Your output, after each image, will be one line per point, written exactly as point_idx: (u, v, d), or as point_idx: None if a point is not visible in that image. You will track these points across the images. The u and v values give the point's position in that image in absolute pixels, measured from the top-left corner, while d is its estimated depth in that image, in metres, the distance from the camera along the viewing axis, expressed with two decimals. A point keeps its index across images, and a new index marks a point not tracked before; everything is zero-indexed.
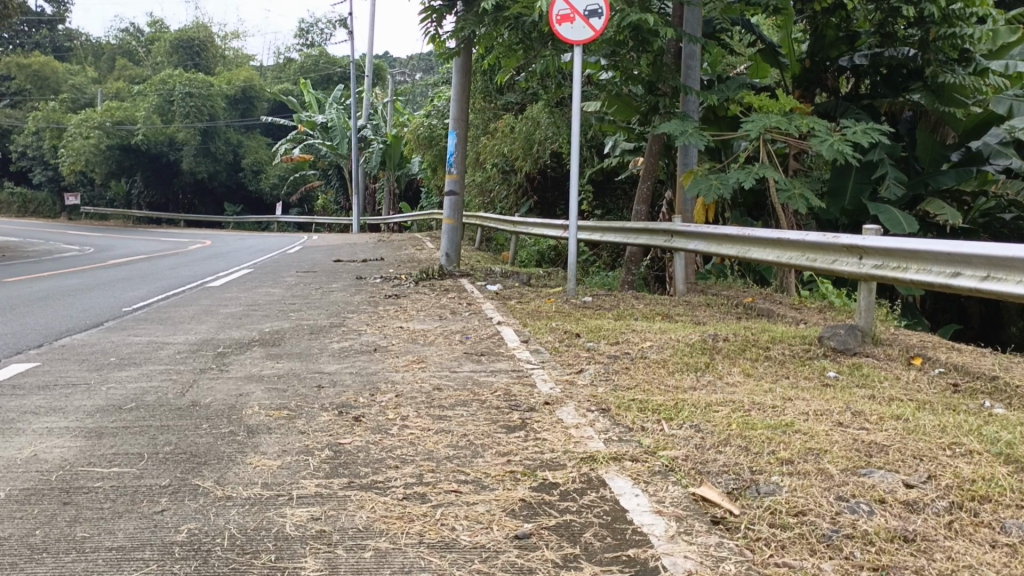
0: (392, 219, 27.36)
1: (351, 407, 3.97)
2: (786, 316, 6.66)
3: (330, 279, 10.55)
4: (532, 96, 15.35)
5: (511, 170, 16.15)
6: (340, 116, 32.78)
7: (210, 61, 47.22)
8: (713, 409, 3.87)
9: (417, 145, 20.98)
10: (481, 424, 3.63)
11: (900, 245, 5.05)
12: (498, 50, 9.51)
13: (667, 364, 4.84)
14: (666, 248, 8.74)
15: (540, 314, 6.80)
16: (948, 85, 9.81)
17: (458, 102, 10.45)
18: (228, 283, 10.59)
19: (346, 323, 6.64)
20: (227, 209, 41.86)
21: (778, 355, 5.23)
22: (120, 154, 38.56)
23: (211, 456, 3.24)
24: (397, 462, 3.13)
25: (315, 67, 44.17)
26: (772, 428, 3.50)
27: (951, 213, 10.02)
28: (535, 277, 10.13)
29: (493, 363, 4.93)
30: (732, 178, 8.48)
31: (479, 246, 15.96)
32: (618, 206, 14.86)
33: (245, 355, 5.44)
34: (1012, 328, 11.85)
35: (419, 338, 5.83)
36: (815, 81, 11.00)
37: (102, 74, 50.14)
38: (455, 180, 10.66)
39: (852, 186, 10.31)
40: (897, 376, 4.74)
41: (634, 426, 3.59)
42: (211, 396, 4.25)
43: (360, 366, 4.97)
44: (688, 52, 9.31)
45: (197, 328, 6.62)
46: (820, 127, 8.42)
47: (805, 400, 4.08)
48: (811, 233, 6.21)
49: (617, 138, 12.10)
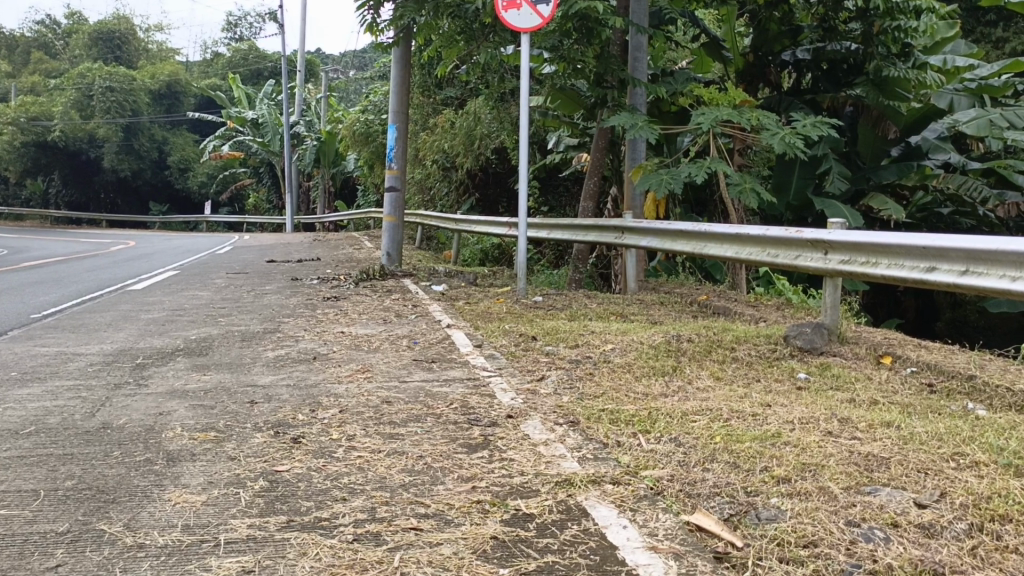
0: (326, 218, 26.61)
1: (289, 426, 3.51)
2: (745, 315, 6.42)
3: (263, 281, 9.94)
4: (473, 90, 14.95)
5: (451, 166, 15.70)
6: (272, 112, 31.76)
7: (132, 55, 45.27)
8: (690, 419, 3.54)
9: (352, 142, 20.27)
10: (439, 443, 3.23)
11: (870, 239, 4.80)
12: (438, 40, 9.05)
13: (632, 369, 4.52)
14: (616, 245, 8.43)
15: (491, 316, 6.40)
16: (890, 79, 9.82)
17: (397, 95, 9.96)
18: (151, 286, 9.88)
19: (282, 329, 6.12)
20: (153, 209, 40.14)
21: (744, 357, 4.96)
22: (36, 151, 36.69)
23: (122, 493, 2.74)
24: (344, 493, 2.71)
25: (245, 62, 42.89)
26: (758, 440, 3.19)
27: (894, 208, 9.99)
28: (481, 276, 9.73)
29: (446, 372, 4.53)
30: (683, 173, 8.25)
31: (420, 244, 15.51)
32: (561, 204, 14.59)
33: (167, 366, 4.89)
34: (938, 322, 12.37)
35: (363, 344, 5.39)
36: (758, 75, 10.90)
37: (17, 67, 47.54)
38: (395, 175, 10.16)
39: (796, 181, 10.22)
40: (870, 377, 4.52)
41: (609, 441, 3.24)
42: (125, 417, 3.73)
43: (298, 377, 4.49)
44: (635, 44, 8.93)
45: (114, 336, 6.01)
46: (770, 120, 8.24)
47: (786, 406, 3.80)
48: (772, 227, 5.94)
49: (561, 134, 11.81)
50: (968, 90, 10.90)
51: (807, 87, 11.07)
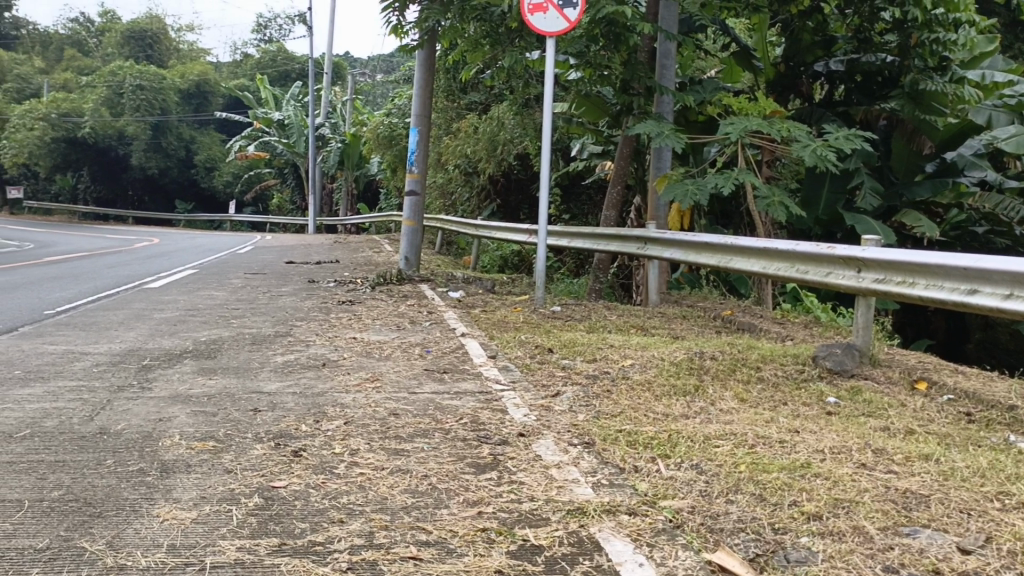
0: (348, 221, 26.61)
1: (291, 438, 3.36)
2: (771, 332, 6.21)
3: (279, 282, 9.84)
4: (497, 96, 14.82)
5: (474, 171, 15.58)
6: (298, 114, 31.88)
7: (163, 53, 45.78)
8: (713, 444, 3.35)
9: (375, 144, 20.23)
10: (446, 462, 3.06)
11: (907, 258, 4.58)
12: (463, 44, 8.92)
13: (652, 387, 4.32)
14: (639, 256, 8.23)
15: (507, 326, 6.23)
16: (927, 92, 9.56)
17: (420, 98, 9.83)
18: (168, 284, 9.81)
19: (293, 333, 5.99)
20: (178, 207, 40.44)
21: (771, 377, 4.74)
22: (65, 147, 37.15)
23: (110, 506, 2.60)
24: (342, 515, 2.55)
25: (273, 64, 43.22)
26: (787, 470, 2.99)
27: (927, 226, 9.74)
28: (500, 283, 9.58)
29: (458, 384, 4.35)
30: (710, 184, 8.04)
31: (439, 250, 15.38)
32: (583, 212, 14.41)
33: (173, 369, 4.76)
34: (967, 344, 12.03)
35: (374, 351, 5.24)
36: (789, 86, 10.67)
37: (49, 63, 48.13)
38: (415, 179, 10.03)
39: (826, 195, 9.99)
40: (903, 404, 4.29)
41: (626, 466, 3.05)
42: (123, 422, 3.60)
43: (306, 384, 4.34)
44: (664, 51, 8.76)
45: (124, 336, 5.91)
46: (801, 132, 8.03)
47: (816, 433, 3.59)
48: (802, 243, 5.72)
49: (586, 141, 11.64)
50: (1006, 107, 10.72)
51: (840, 99, 10.82)
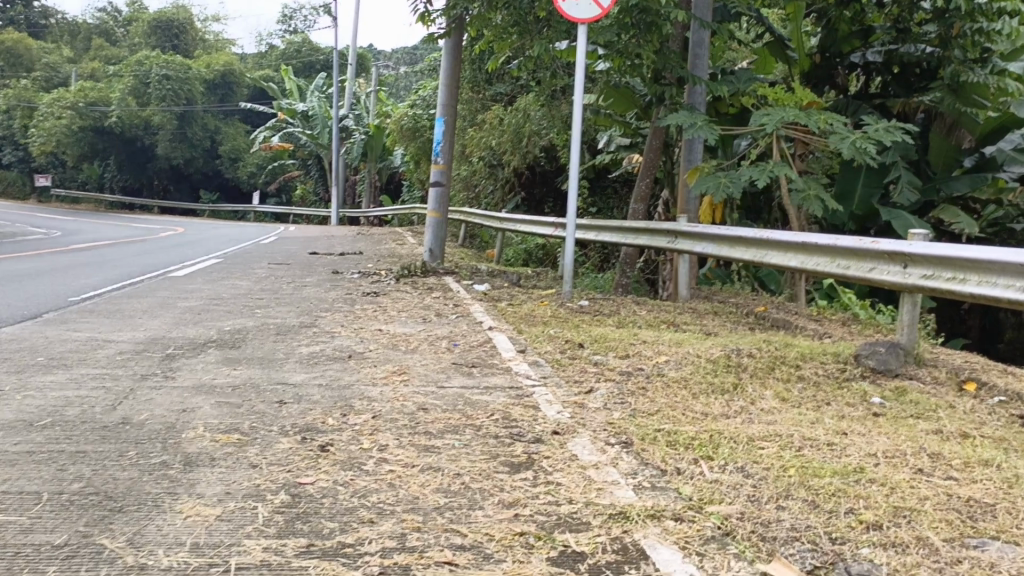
0: (371, 212, 26.59)
1: (318, 432, 3.24)
2: (807, 329, 6.02)
3: (303, 273, 9.76)
4: (523, 86, 14.64)
5: (499, 163, 15.45)
6: (322, 105, 31.90)
7: (189, 44, 46.03)
8: (757, 446, 3.18)
9: (399, 136, 20.15)
10: (478, 460, 2.93)
11: (959, 252, 4.36)
12: (490, 32, 8.77)
13: (688, 385, 4.17)
14: (669, 250, 8.05)
15: (536, 319, 6.09)
16: (969, 84, 9.26)
17: (447, 87, 9.69)
18: (192, 273, 9.77)
19: (318, 324, 5.89)
20: (203, 197, 40.69)
21: (811, 376, 4.56)
22: (92, 136, 37.48)
23: (131, 500, 2.50)
24: (372, 515, 2.42)
25: (298, 54, 43.32)
26: (839, 475, 2.81)
27: (966, 222, 9.49)
28: (526, 276, 9.45)
29: (487, 378, 4.23)
30: (743, 176, 7.84)
31: (463, 242, 15.28)
32: (609, 206, 14.23)
33: (197, 359, 4.68)
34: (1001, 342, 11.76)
35: (401, 343, 5.12)
36: (824, 78, 10.39)
37: (78, 52, 48.51)
38: (441, 170, 9.90)
39: (860, 190, 9.73)
40: (952, 406, 4.09)
41: (668, 467, 2.90)
42: (146, 412, 3.50)
43: (332, 377, 4.23)
44: (697, 40, 8.53)
45: (148, 324, 5.85)
46: (839, 123, 7.80)
47: (865, 435, 3.40)
48: (841, 237, 5.52)
49: (614, 133, 11.45)
50: None
51: (876, 91, 10.54)
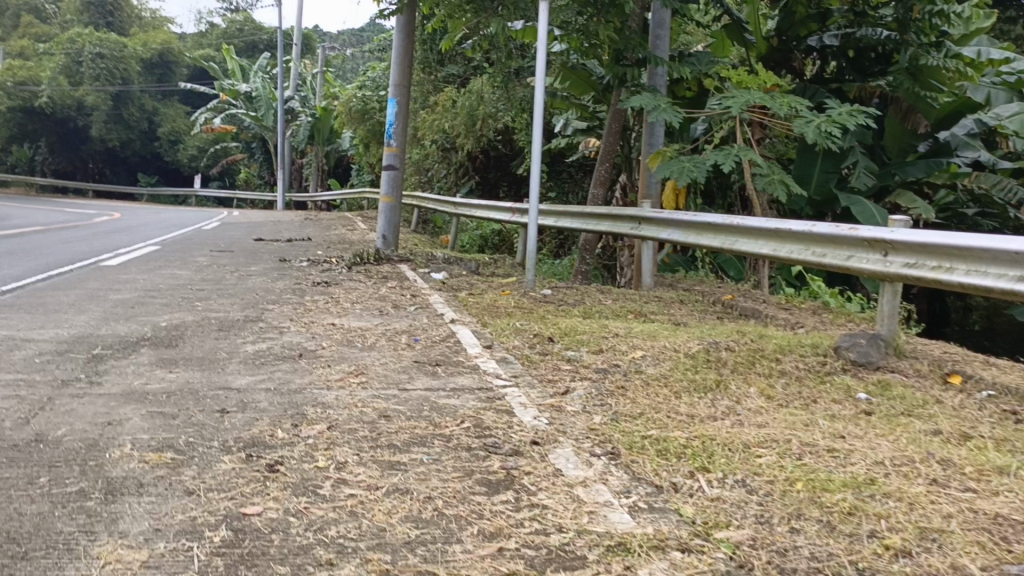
0: (318, 197, 25.87)
1: (265, 448, 2.86)
2: (780, 319, 5.77)
3: (249, 261, 9.22)
4: (476, 68, 14.23)
5: (451, 147, 15.03)
6: (266, 86, 30.85)
7: (125, 21, 44.14)
8: (755, 454, 2.87)
9: (348, 119, 19.51)
10: (451, 480, 2.59)
11: (943, 239, 4.05)
12: (444, 10, 8.32)
13: (669, 383, 3.89)
14: (632, 236, 7.75)
15: (499, 311, 5.75)
16: (927, 69, 9.07)
17: (398, 67, 9.21)
18: (126, 263, 9.14)
19: (265, 318, 5.45)
20: (141, 181, 39.19)
21: (793, 369, 4.30)
22: (22, 117, 35.64)
23: (38, 544, 2.13)
24: (330, 555, 2.09)
25: (240, 34, 42.01)
26: (850, 489, 2.53)
27: (924, 208, 9.43)
28: (483, 264, 9.10)
29: (453, 379, 3.88)
30: (708, 160, 7.57)
31: (415, 227, 14.84)
32: (564, 190, 13.94)
33: (127, 360, 4.21)
34: (952, 326, 11.79)
35: (356, 339, 4.73)
36: (781, 62, 10.18)
37: (7, 30, 46.16)
38: (394, 153, 9.44)
39: (817, 175, 9.51)
40: (941, 400, 3.85)
41: (664, 483, 2.59)
42: (64, 427, 3.08)
43: (281, 379, 3.83)
44: (658, 20, 8.23)
45: (75, 320, 5.33)
46: (804, 107, 7.59)
47: (864, 438, 3.11)
48: (818, 224, 5.25)
49: (570, 116, 11.13)
50: (1005, 84, 10.84)
51: (831, 76, 10.34)
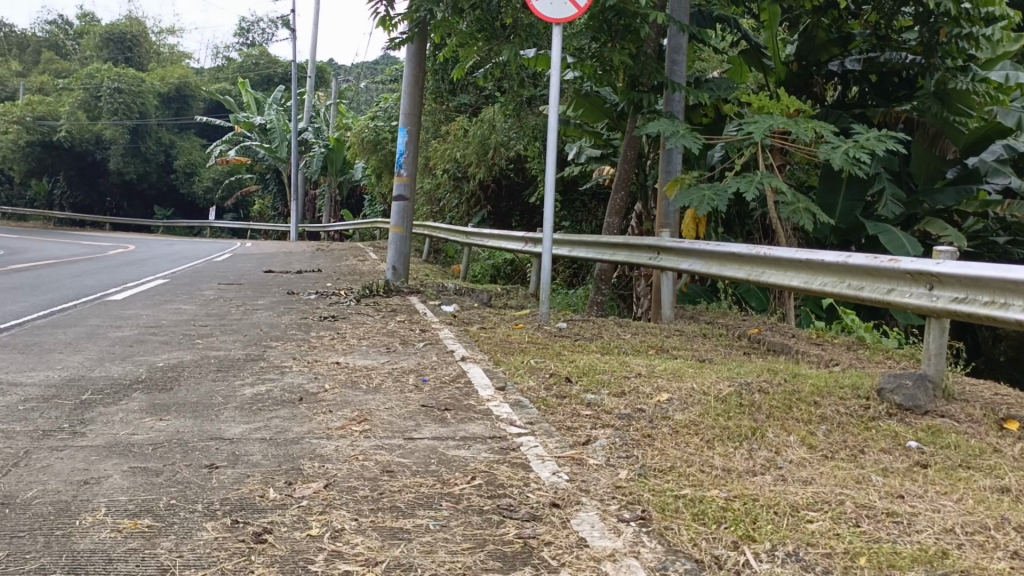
0: (330, 228, 25.75)
1: (253, 512, 2.56)
2: (812, 356, 5.42)
3: (256, 294, 8.97)
4: (488, 97, 14.05)
5: (463, 176, 14.83)
6: (281, 118, 31.00)
7: (144, 57, 44.66)
8: (805, 519, 2.53)
9: (360, 149, 19.40)
10: (460, 553, 2.27)
11: (998, 272, 3.71)
12: (455, 39, 8.11)
13: (698, 430, 3.56)
14: (651, 267, 7.42)
15: (512, 347, 5.44)
16: (955, 93, 8.75)
17: (409, 95, 8.98)
18: (132, 297, 8.92)
19: (266, 357, 5.16)
20: (157, 213, 39.39)
21: (835, 413, 3.94)
22: (41, 151, 35.96)
23: None
24: None
25: (256, 68, 42.39)
26: (923, 567, 2.18)
27: (954, 236, 9.08)
28: (496, 295, 8.82)
29: (463, 426, 3.57)
30: (729, 188, 7.27)
31: (427, 257, 14.60)
32: (578, 219, 13.68)
33: (116, 407, 3.92)
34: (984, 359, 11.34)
35: (360, 381, 4.43)
36: (801, 87, 9.86)
37: (30, 66, 46.86)
38: (404, 184, 9.19)
39: (842, 203, 9.24)
40: (1002, 448, 3.49)
41: (705, 558, 2.26)
42: (34, 488, 2.78)
43: (277, 427, 3.53)
44: (675, 45, 7.91)
45: (67, 361, 5.06)
46: (829, 132, 7.28)
47: (925, 499, 2.76)
48: (854, 255, 4.92)
49: (584, 144, 10.89)
50: None
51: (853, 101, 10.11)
